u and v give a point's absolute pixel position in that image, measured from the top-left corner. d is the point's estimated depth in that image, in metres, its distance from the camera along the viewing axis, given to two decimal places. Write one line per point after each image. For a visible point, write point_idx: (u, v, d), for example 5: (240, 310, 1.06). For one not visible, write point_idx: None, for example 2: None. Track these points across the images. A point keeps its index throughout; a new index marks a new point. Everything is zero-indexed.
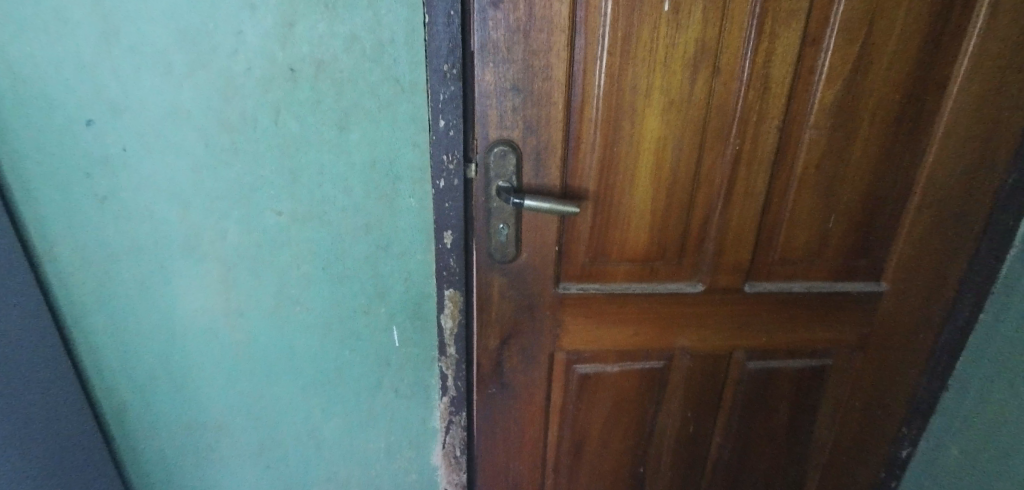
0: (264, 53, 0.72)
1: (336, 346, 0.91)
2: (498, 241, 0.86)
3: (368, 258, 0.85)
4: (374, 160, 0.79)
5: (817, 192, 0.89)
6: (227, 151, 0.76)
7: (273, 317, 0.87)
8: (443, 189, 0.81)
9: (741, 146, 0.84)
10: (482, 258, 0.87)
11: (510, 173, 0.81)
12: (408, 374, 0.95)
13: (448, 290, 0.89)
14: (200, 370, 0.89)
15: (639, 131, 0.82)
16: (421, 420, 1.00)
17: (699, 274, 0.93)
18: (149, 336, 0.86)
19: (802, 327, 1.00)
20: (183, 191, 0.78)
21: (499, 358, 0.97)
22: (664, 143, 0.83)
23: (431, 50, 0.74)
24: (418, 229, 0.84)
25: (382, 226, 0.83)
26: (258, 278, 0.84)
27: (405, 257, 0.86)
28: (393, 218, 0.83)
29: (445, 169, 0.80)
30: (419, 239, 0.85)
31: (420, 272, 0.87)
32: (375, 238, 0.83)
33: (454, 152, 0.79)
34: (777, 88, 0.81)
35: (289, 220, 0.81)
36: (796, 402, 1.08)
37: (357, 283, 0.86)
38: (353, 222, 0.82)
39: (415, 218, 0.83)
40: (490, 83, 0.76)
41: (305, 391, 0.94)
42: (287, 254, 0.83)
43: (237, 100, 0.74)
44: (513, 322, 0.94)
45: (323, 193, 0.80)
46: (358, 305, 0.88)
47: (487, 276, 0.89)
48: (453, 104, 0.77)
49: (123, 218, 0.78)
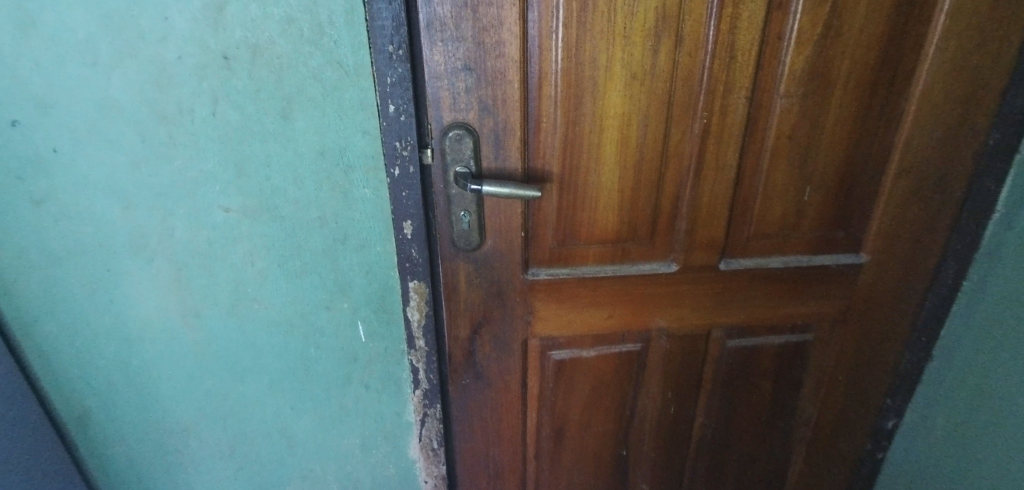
0: (195, 40, 0.66)
1: (300, 344, 0.88)
2: (461, 229, 0.83)
3: (327, 252, 0.81)
4: (324, 149, 0.74)
5: (791, 164, 0.86)
6: (167, 145, 0.71)
7: (232, 317, 0.83)
8: (398, 176, 0.77)
9: (709, 119, 0.80)
10: (445, 246, 0.85)
11: (468, 157, 0.77)
12: (378, 369, 0.93)
13: (412, 282, 0.86)
14: (161, 374, 0.86)
15: (602, 108, 0.78)
16: (395, 414, 0.98)
17: (673, 253, 0.91)
18: (104, 343, 0.82)
19: (782, 303, 0.98)
20: (123, 190, 0.72)
21: (471, 348, 0.95)
22: (630, 119, 0.79)
23: (374, 30, 0.69)
24: (376, 220, 0.80)
25: (338, 219, 0.79)
26: (212, 279, 0.80)
27: (364, 249, 0.82)
28: (349, 209, 0.79)
29: (399, 157, 0.76)
30: (379, 230, 0.81)
31: (382, 264, 0.84)
32: (331, 231, 0.80)
33: (408, 138, 0.75)
34: (744, 56, 0.77)
35: (239, 215, 0.76)
36: (778, 379, 1.06)
37: (317, 278, 0.83)
38: (307, 215, 0.78)
39: (371, 209, 0.79)
40: (440, 63, 0.72)
41: (273, 391, 0.91)
42: (239, 251, 0.79)
43: (171, 91, 0.68)
44: (482, 310, 0.91)
45: (273, 186, 0.75)
46: (320, 301, 0.85)
47: (453, 265, 0.86)
48: (403, 86, 0.72)
49: (63, 221, 0.73)
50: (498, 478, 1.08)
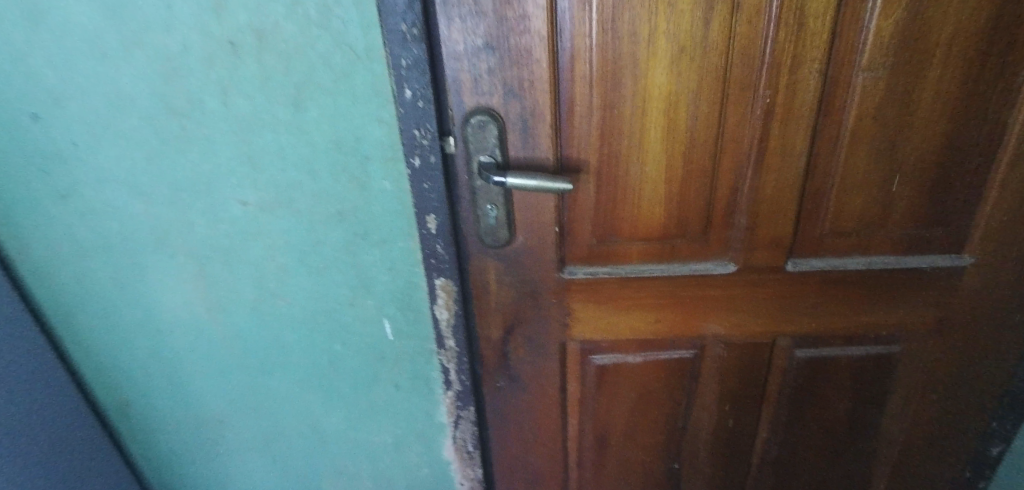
0: (199, 27, 0.63)
1: (326, 341, 0.85)
2: (488, 224, 0.76)
3: (347, 248, 0.77)
4: (338, 140, 0.70)
5: (874, 150, 0.73)
6: (183, 139, 0.69)
7: (256, 313, 0.82)
8: (419, 168, 0.72)
9: (773, 98, 0.68)
10: (473, 243, 0.78)
11: (493, 146, 0.70)
12: (407, 369, 0.89)
13: (439, 279, 0.80)
14: (192, 367, 0.86)
15: (643, 87, 0.68)
16: (426, 415, 0.94)
17: (728, 252, 0.80)
18: (138, 335, 0.83)
19: (861, 311, 0.85)
20: (140, 185, 0.71)
21: (504, 350, 0.89)
22: (677, 100, 0.69)
23: (385, 8, 0.62)
24: (398, 214, 0.75)
25: (357, 213, 0.75)
26: (235, 274, 0.78)
27: (386, 245, 0.78)
28: (368, 202, 0.74)
29: (419, 146, 0.70)
30: (400, 225, 0.76)
31: (406, 260, 0.79)
32: (351, 226, 0.76)
33: (427, 125, 0.69)
34: (817, 23, 0.65)
35: (256, 210, 0.74)
36: (856, 394, 0.93)
37: (339, 274, 0.79)
38: (326, 209, 0.74)
39: (392, 202, 0.74)
40: (459, 42, 0.65)
41: (302, 387, 0.89)
42: (260, 247, 0.77)
43: (179, 82, 0.66)
44: (515, 311, 0.85)
45: (289, 179, 0.72)
46: (343, 297, 0.81)
47: (481, 262, 0.80)
48: (420, 69, 0.66)
49: (88, 215, 0.73)
50: (537, 484, 1.02)
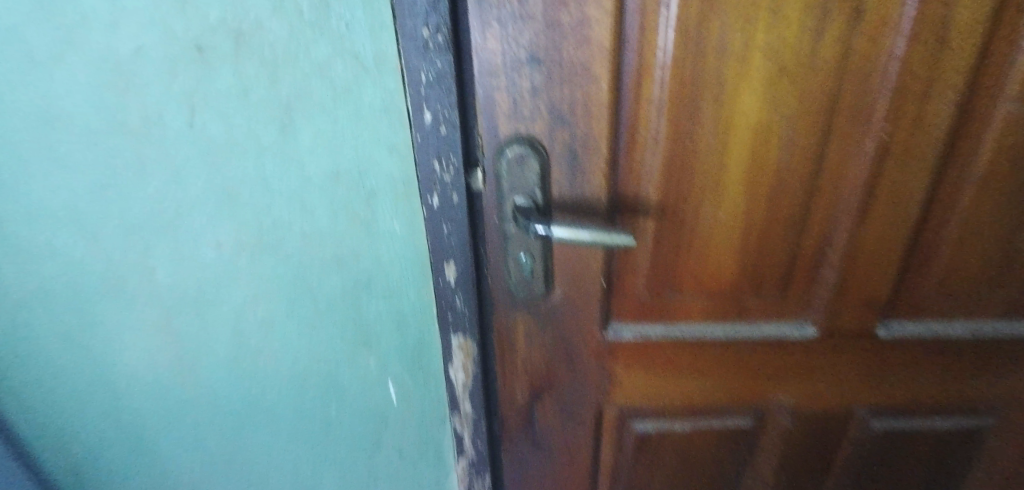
0: (158, 25, 0.48)
1: (318, 404, 0.71)
2: (520, 276, 0.62)
3: (346, 299, 0.63)
4: (338, 172, 0.55)
5: (1009, 200, 0.58)
6: (139, 166, 0.54)
7: (236, 370, 0.67)
8: (438, 208, 0.57)
9: (892, 133, 0.54)
10: (500, 296, 0.64)
11: (532, 184, 0.56)
12: (414, 432, 0.75)
13: (456, 337, 0.66)
14: (154, 433, 0.71)
15: (728, 115, 0.54)
16: (434, 482, 0.80)
17: (808, 311, 0.66)
18: (84, 399, 0.67)
19: (959, 381, 0.71)
20: (87, 221, 0.56)
21: (529, 414, 0.74)
22: (770, 132, 0.54)
23: (401, 7, 0.48)
24: (410, 261, 0.61)
25: (359, 259, 0.60)
26: (206, 326, 0.64)
27: (394, 296, 0.63)
28: (374, 247, 0.60)
29: (439, 181, 0.55)
30: (413, 273, 0.62)
31: (417, 314, 0.65)
32: (353, 274, 0.61)
33: (451, 157, 0.54)
34: (961, 39, 0.50)
35: (235, 252, 0.59)
36: (937, 469, 0.79)
37: (337, 329, 0.65)
38: (320, 254, 0.60)
39: (403, 247, 0.60)
40: (495, 53, 0.50)
41: (288, 452, 0.75)
42: (238, 296, 0.62)
43: (132, 96, 0.51)
44: (545, 371, 0.71)
45: (274, 218, 0.57)
46: (342, 354, 0.67)
47: (508, 316, 0.66)
48: (444, 86, 0.51)
49: (22, 257, 0.58)
50: None
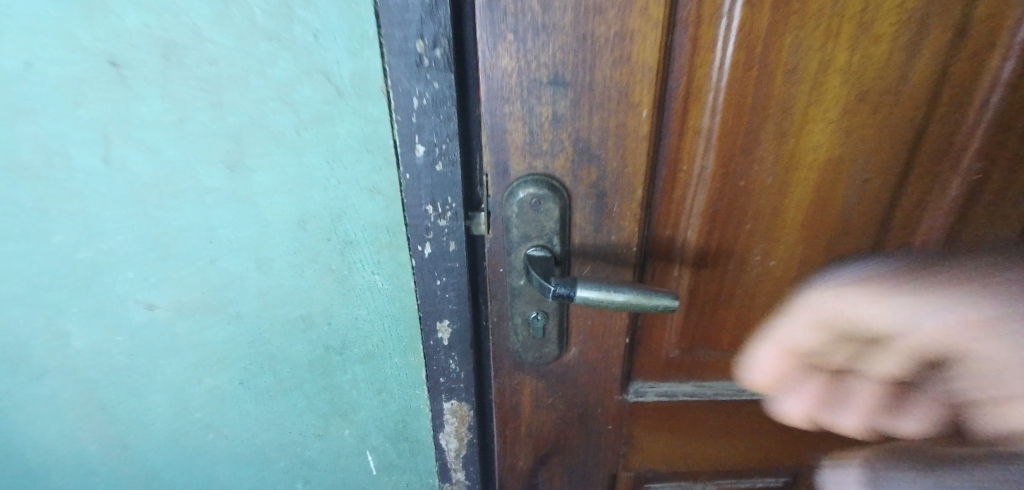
0: (60, 39, 0.37)
1: (281, 478, 0.61)
2: (528, 337, 0.51)
3: (316, 366, 0.53)
4: (303, 217, 0.44)
5: None
6: (45, 212, 0.44)
7: (178, 442, 0.58)
8: (430, 259, 0.46)
9: (987, 173, 0.45)
10: (504, 358, 0.53)
11: (550, 233, 0.45)
12: None
13: (449, 403, 0.56)
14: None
15: (792, 149, 0.44)
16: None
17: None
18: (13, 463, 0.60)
19: None
20: None
21: (533, 479, 0.63)
22: (840, 168, 0.45)
23: (388, 13, 0.36)
24: (393, 322, 0.51)
25: (330, 320, 0.50)
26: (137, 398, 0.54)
27: (373, 361, 0.53)
28: (348, 308, 0.49)
29: (432, 229, 0.45)
30: (399, 332, 0.52)
31: (402, 380, 0.55)
32: (322, 338, 0.51)
33: (448, 199, 0.44)
34: None
35: (172, 316, 0.49)
36: None
37: (302, 398, 0.55)
38: (283, 314, 0.49)
39: (384, 307, 0.50)
40: (509, 72, 0.39)
41: None
42: (179, 365, 0.52)
43: (32, 128, 0.40)
44: (554, 434, 0.60)
45: (222, 272, 0.47)
46: (308, 425, 0.58)
47: (513, 379, 0.55)
48: (442, 114, 0.40)
49: None
50: None
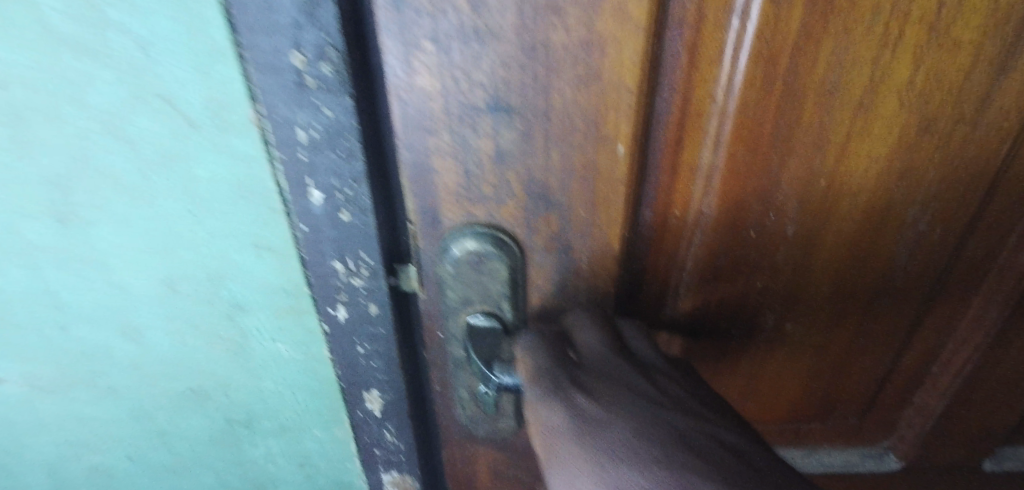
0: None
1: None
2: (479, 412, 0.41)
3: (217, 437, 0.48)
4: (172, 280, 0.38)
5: None
6: None
7: None
8: (348, 322, 0.37)
9: None
10: (453, 429, 0.44)
11: (498, 298, 0.34)
12: None
13: (388, 473, 0.46)
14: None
15: (833, 189, 0.33)
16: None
17: (885, 435, 0.48)
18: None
19: None
20: None
21: None
22: (893, 212, 0.35)
23: (244, 19, 0.26)
24: (308, 392, 0.45)
25: (228, 393, 0.45)
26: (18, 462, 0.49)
27: (290, 433, 0.48)
28: (252, 380, 0.44)
29: (345, 290, 0.35)
30: (309, 405, 0.46)
31: (326, 452, 0.50)
32: (224, 411, 0.46)
33: (362, 254, 0.33)
34: None
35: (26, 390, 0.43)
36: None
37: (210, 472, 0.51)
38: (167, 385, 0.44)
39: (290, 381, 0.44)
40: (431, 94, 0.28)
41: None
42: (46, 440, 0.47)
43: None
44: None
45: (82, 342, 0.41)
46: None
47: (467, 450, 0.45)
48: (340, 150, 0.29)
49: None
50: None
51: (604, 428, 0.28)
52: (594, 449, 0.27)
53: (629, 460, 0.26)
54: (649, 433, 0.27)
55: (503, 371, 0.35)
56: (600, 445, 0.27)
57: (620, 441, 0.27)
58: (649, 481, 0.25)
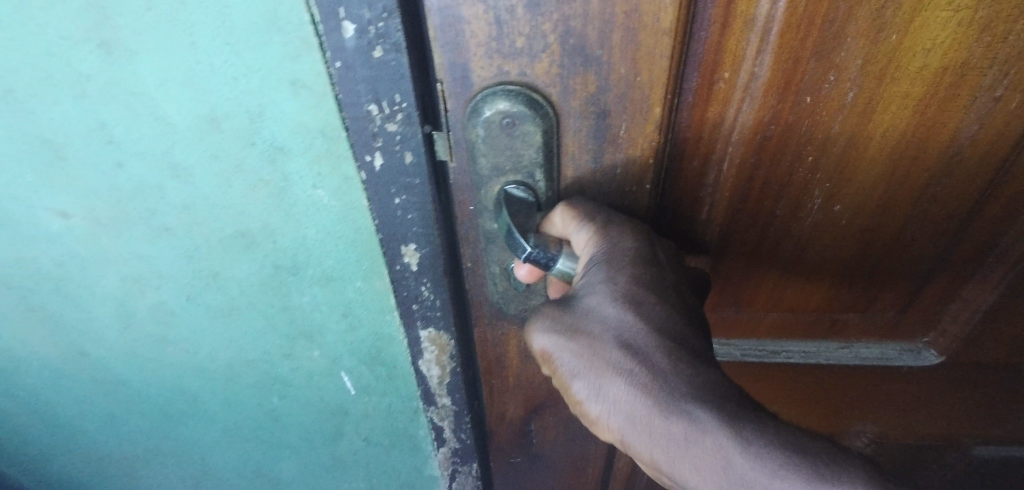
0: None
1: (257, 394, 0.60)
2: (509, 289, 0.41)
3: (267, 284, 0.48)
4: (214, 118, 0.37)
5: None
6: None
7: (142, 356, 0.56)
8: (383, 172, 0.36)
9: None
10: (484, 308, 0.44)
11: (530, 167, 0.33)
12: (380, 425, 0.62)
13: (424, 330, 0.47)
14: (69, 411, 0.65)
15: (903, 45, 0.30)
16: (415, 469, 0.68)
17: (926, 331, 0.47)
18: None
19: None
20: None
21: (525, 427, 0.56)
22: (970, 74, 0.31)
23: None
24: (350, 241, 0.44)
25: (274, 238, 0.44)
26: (85, 304, 0.52)
27: (333, 284, 0.48)
28: (296, 224, 0.43)
29: (380, 135, 0.34)
30: (349, 253, 0.45)
31: (369, 306, 0.50)
32: (270, 257, 0.46)
33: (395, 97, 0.32)
34: None
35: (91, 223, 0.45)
36: None
37: (262, 320, 0.52)
38: (214, 230, 0.44)
39: (334, 226, 0.43)
40: None
41: (232, 430, 0.64)
42: (112, 276, 0.49)
43: None
44: (547, 390, 0.52)
45: (134, 179, 0.41)
46: (275, 349, 0.54)
47: (496, 330, 0.46)
48: None
49: None
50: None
51: (655, 268, 0.32)
52: (643, 276, 0.31)
53: (663, 303, 0.31)
54: (676, 297, 0.32)
55: (537, 242, 0.33)
56: (651, 276, 0.31)
57: (663, 285, 0.32)
58: (668, 325, 0.31)
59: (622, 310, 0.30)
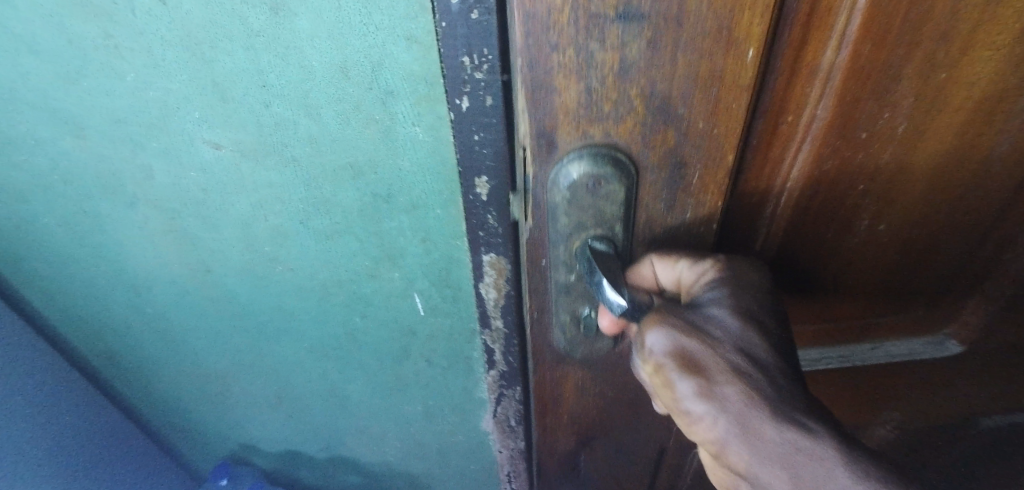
0: None
1: (342, 312, 0.59)
2: (576, 334, 0.41)
3: (364, 212, 0.48)
4: (345, 65, 0.38)
5: None
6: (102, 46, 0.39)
7: (250, 276, 0.56)
8: (468, 114, 0.36)
9: None
10: (547, 353, 0.44)
11: (611, 222, 0.34)
12: (442, 347, 0.61)
13: (487, 256, 0.45)
14: (184, 323, 0.62)
15: (950, 81, 0.32)
16: (464, 390, 0.67)
17: (947, 322, 0.50)
18: (101, 277, 0.58)
19: None
20: (64, 112, 0.44)
21: (574, 462, 0.56)
22: (1002, 101, 0.34)
23: None
24: (440, 173, 0.44)
25: (376, 168, 0.44)
26: (218, 226, 0.51)
27: (418, 211, 0.47)
28: (396, 155, 0.43)
29: (468, 82, 0.35)
30: (439, 191, 0.45)
31: (447, 234, 0.49)
32: (367, 184, 0.46)
33: (484, 50, 0.33)
34: None
35: (234, 156, 0.45)
36: None
37: (354, 242, 0.51)
38: (325, 163, 0.44)
39: (426, 157, 0.43)
40: None
41: (313, 357, 0.65)
42: (243, 200, 0.48)
43: None
44: (599, 423, 0.52)
45: (277, 118, 0.42)
46: (363, 269, 0.53)
47: (555, 370, 0.46)
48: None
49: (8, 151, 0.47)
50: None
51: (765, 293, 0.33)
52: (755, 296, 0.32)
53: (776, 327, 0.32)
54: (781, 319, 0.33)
55: (630, 297, 0.33)
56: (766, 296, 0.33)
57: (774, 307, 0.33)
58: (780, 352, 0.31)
59: (741, 324, 0.31)
